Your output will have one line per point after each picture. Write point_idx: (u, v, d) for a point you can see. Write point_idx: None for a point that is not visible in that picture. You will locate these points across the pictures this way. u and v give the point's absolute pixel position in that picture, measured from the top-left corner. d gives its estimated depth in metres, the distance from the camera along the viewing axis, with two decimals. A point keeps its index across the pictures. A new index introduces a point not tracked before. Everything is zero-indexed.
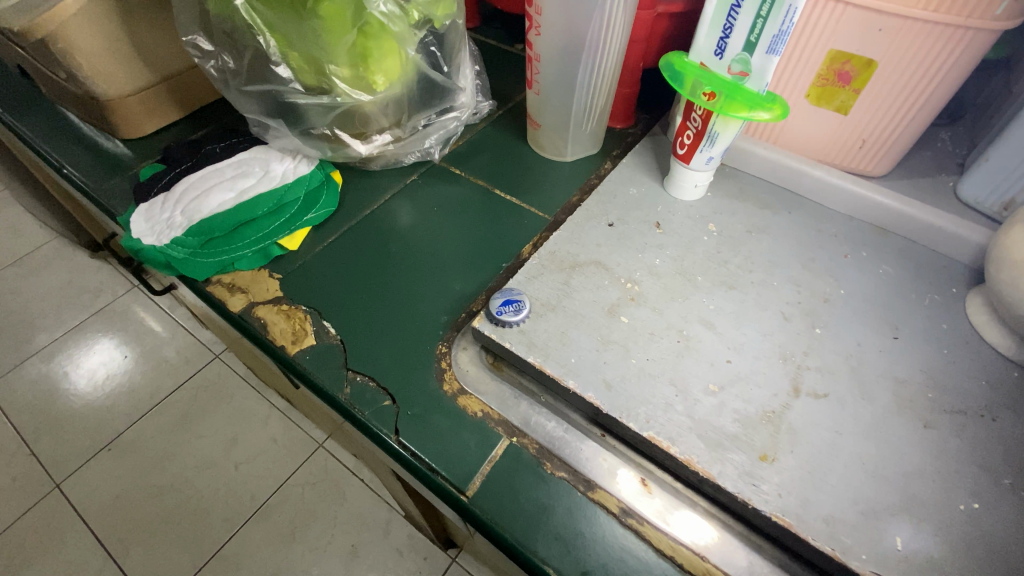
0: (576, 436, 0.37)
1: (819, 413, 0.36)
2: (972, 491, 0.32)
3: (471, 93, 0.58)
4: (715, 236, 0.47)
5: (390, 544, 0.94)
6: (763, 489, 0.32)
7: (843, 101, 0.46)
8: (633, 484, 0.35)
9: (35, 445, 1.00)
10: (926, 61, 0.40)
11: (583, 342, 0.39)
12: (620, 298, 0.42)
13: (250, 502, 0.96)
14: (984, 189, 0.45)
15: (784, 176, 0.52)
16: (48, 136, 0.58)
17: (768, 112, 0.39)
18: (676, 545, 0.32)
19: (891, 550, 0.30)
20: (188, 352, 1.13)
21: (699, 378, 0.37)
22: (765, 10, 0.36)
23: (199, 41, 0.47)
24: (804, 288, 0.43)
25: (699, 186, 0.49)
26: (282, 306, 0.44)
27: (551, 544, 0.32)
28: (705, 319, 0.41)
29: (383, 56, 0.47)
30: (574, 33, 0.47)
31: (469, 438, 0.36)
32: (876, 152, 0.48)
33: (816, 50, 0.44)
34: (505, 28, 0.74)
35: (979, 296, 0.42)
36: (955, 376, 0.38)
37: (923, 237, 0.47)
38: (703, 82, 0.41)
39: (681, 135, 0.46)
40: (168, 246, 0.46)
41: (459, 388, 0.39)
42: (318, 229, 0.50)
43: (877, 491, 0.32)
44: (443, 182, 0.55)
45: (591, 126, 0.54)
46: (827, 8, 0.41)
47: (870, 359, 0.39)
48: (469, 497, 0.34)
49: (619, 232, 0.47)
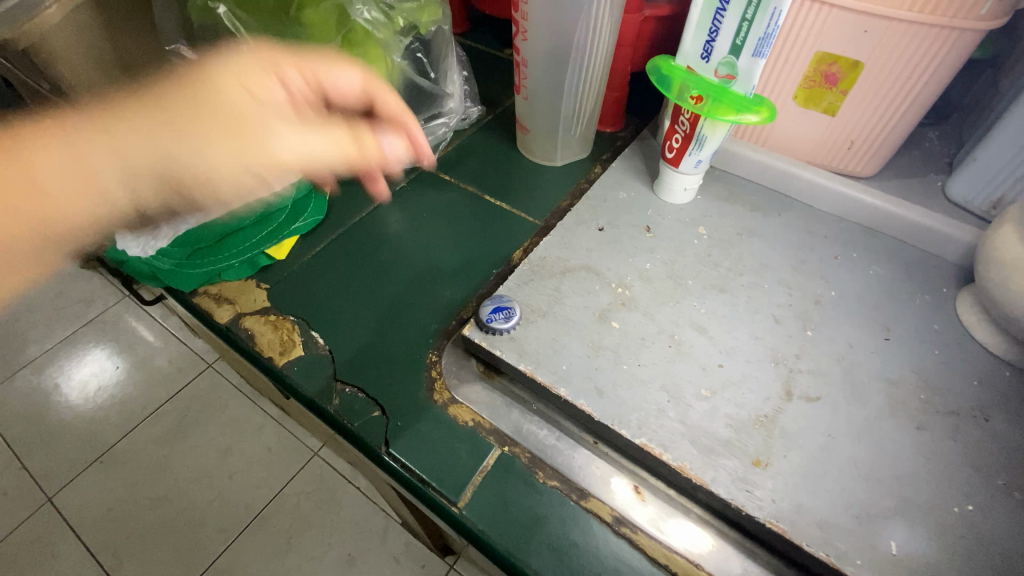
0: (568, 444, 0.36)
1: (812, 417, 0.35)
2: (966, 493, 0.32)
3: (459, 99, 0.57)
4: (705, 239, 0.47)
5: (387, 552, 0.93)
6: (756, 495, 0.32)
7: (831, 102, 0.46)
8: (626, 491, 0.34)
9: (26, 458, 0.98)
10: (913, 62, 0.40)
11: (575, 348, 0.38)
12: (610, 303, 0.42)
13: (245, 513, 0.95)
14: (973, 187, 0.46)
15: (774, 178, 0.52)
16: None
17: (755, 114, 0.39)
18: (670, 553, 0.32)
19: (886, 554, 0.30)
20: (180, 362, 1.11)
21: (691, 383, 0.37)
22: (751, 13, 0.36)
23: (182, 49, 0.45)
24: (795, 290, 0.43)
25: (689, 190, 0.49)
26: (270, 316, 0.43)
27: (544, 555, 0.32)
28: (697, 323, 0.41)
29: (370, 63, 0.47)
30: (560, 36, 0.47)
31: (461, 447, 0.36)
32: (866, 152, 0.48)
33: (803, 52, 0.44)
34: (494, 33, 0.74)
35: (970, 296, 0.41)
36: (947, 376, 0.38)
37: (914, 237, 0.47)
38: (691, 85, 0.41)
39: (670, 139, 0.46)
40: (154, 257, 0.44)
41: (450, 397, 0.38)
42: (306, 238, 0.50)
43: (870, 494, 0.32)
44: (433, 188, 0.54)
45: (580, 130, 0.54)
46: (811, 11, 0.41)
47: (862, 360, 0.39)
48: (460, 509, 0.33)
49: (609, 236, 0.47)
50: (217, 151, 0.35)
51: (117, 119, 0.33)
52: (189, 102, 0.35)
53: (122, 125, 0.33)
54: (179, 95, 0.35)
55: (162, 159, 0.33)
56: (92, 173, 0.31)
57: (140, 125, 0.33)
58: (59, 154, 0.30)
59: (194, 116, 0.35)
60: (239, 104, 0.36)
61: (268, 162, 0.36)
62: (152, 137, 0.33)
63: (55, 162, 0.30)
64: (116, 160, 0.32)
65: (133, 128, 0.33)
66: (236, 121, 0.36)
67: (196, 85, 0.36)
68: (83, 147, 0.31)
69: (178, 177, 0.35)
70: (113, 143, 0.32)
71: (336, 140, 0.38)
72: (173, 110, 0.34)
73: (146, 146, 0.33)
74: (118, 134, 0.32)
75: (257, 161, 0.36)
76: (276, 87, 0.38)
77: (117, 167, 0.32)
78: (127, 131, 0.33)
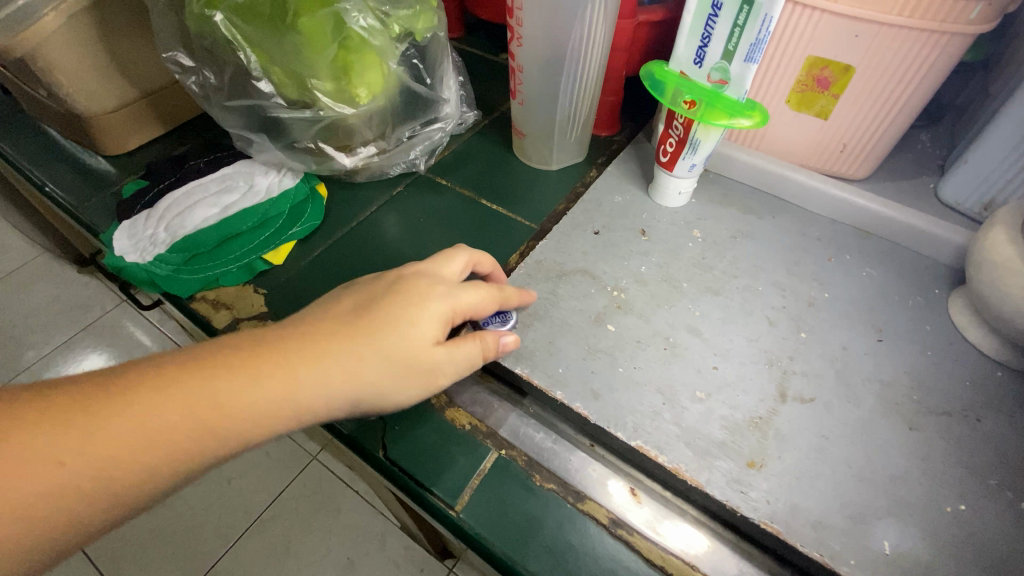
0: (565, 447, 0.37)
1: (806, 418, 0.36)
2: (959, 492, 0.33)
3: (455, 104, 0.57)
4: (700, 242, 0.47)
5: (387, 556, 0.91)
6: (751, 496, 0.32)
7: (824, 106, 0.46)
8: (623, 492, 0.35)
9: None
10: (903, 66, 0.41)
11: (570, 352, 0.39)
12: (606, 305, 0.42)
13: (244, 517, 0.92)
14: (964, 189, 0.46)
15: (768, 181, 0.52)
16: (31, 154, 0.58)
17: (748, 119, 0.39)
18: (666, 554, 0.32)
19: (878, 554, 0.30)
20: None
21: (686, 385, 0.37)
22: (743, 19, 0.36)
23: (180, 57, 0.47)
24: (789, 292, 0.44)
25: (683, 194, 0.49)
26: (267, 321, 0.44)
27: (541, 557, 0.32)
28: (691, 325, 0.41)
29: (366, 69, 0.47)
30: (554, 42, 0.48)
31: (458, 451, 0.36)
32: (858, 155, 0.48)
33: (795, 56, 0.44)
34: (489, 38, 0.74)
35: (961, 297, 0.42)
36: (940, 377, 0.38)
37: (906, 239, 0.47)
38: (684, 90, 0.41)
39: (664, 143, 0.46)
40: (151, 263, 0.46)
41: (447, 400, 0.39)
42: (303, 243, 0.50)
43: (864, 494, 0.32)
44: (430, 192, 0.55)
45: (575, 135, 0.55)
46: (802, 16, 0.41)
47: (856, 362, 0.39)
48: (457, 512, 0.33)
49: (604, 240, 0.47)
50: (411, 397, 0.31)
51: (264, 359, 0.28)
52: (362, 314, 0.30)
53: (284, 349, 0.28)
54: (385, 319, 0.30)
55: (374, 405, 0.30)
56: (309, 414, 0.28)
57: (359, 400, 0.29)
58: (221, 399, 0.26)
59: (374, 341, 0.29)
60: (423, 336, 0.31)
61: (398, 405, 0.31)
62: (372, 377, 0.29)
63: (225, 406, 0.26)
64: (354, 387, 0.29)
65: (343, 356, 0.29)
66: (426, 355, 0.31)
67: (414, 294, 0.32)
68: (305, 388, 0.28)
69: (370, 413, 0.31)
70: (318, 399, 0.28)
71: (469, 364, 0.34)
72: (364, 346, 0.29)
73: (344, 399, 0.29)
74: (359, 373, 0.29)
75: (428, 379, 0.31)
76: (434, 284, 0.33)
77: (296, 405, 0.27)
78: (307, 359, 0.28)
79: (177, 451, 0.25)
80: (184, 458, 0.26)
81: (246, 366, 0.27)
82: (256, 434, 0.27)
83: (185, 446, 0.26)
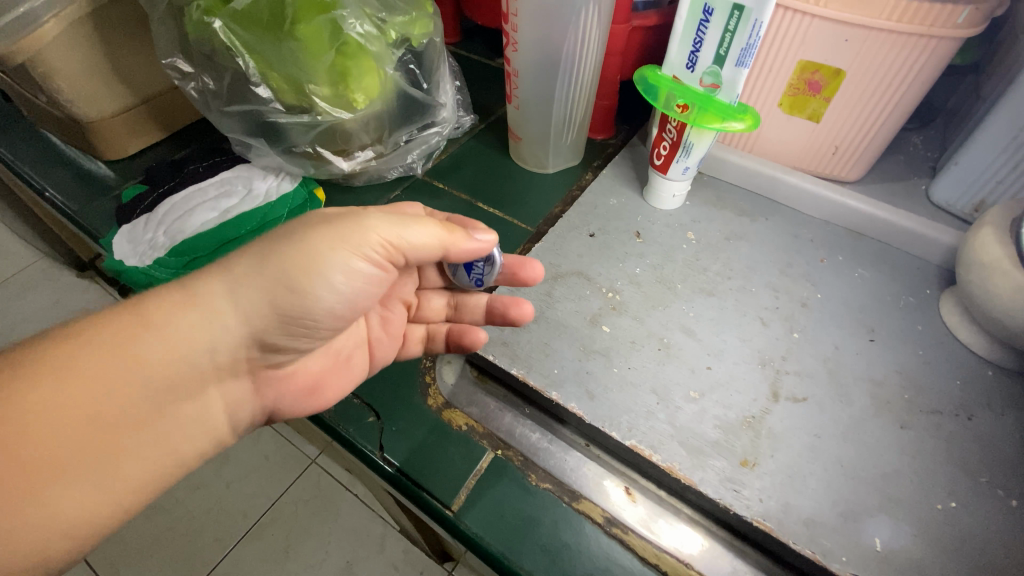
0: (560, 447, 0.37)
1: (798, 417, 0.36)
2: (950, 490, 0.33)
3: (451, 108, 0.58)
4: (694, 244, 0.48)
5: (386, 559, 0.90)
6: (744, 494, 0.32)
7: (815, 109, 0.47)
8: (618, 492, 0.35)
9: None
10: (891, 70, 0.42)
11: (565, 352, 0.39)
12: (601, 307, 0.42)
13: (243, 521, 0.92)
14: (955, 191, 0.47)
15: (761, 183, 0.53)
16: (32, 159, 0.58)
17: (740, 122, 0.40)
18: (661, 553, 0.32)
19: (870, 551, 0.30)
20: None
21: (680, 385, 0.38)
22: (734, 24, 0.37)
23: (179, 63, 0.48)
24: (782, 293, 0.44)
25: (678, 197, 0.50)
26: None
27: (537, 556, 0.32)
28: (685, 326, 0.41)
29: (363, 74, 0.48)
30: (548, 48, 0.48)
31: (454, 451, 0.36)
32: (851, 157, 0.49)
33: (786, 60, 0.45)
34: (487, 43, 0.75)
35: (952, 297, 0.42)
36: (930, 376, 0.39)
37: (897, 239, 0.48)
38: (677, 95, 0.42)
39: (658, 146, 0.47)
40: (151, 267, 0.46)
41: (443, 402, 0.39)
42: None
43: (855, 492, 0.33)
44: (427, 195, 0.55)
45: (571, 138, 0.55)
46: (793, 20, 0.42)
47: (847, 362, 0.39)
48: (454, 512, 0.34)
49: (599, 242, 0.48)
50: (335, 257, 0.30)
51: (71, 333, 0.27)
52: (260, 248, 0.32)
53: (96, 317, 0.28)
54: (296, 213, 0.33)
55: (285, 284, 0.30)
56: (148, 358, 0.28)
57: (263, 283, 0.30)
58: (84, 371, 0.26)
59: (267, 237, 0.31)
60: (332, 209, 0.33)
61: (322, 280, 0.30)
62: (263, 251, 0.30)
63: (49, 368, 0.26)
64: (227, 292, 0.30)
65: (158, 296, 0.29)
66: (342, 216, 0.31)
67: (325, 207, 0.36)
68: (124, 329, 0.27)
69: (298, 294, 0.30)
70: (170, 335, 0.28)
71: (427, 224, 0.33)
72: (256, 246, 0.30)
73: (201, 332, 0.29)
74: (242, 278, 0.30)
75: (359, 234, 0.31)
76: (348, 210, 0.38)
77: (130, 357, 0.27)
78: (113, 316, 0.28)
79: (67, 439, 0.25)
80: (53, 434, 0.25)
81: (52, 344, 0.26)
82: (113, 389, 0.26)
83: (38, 420, 0.25)
